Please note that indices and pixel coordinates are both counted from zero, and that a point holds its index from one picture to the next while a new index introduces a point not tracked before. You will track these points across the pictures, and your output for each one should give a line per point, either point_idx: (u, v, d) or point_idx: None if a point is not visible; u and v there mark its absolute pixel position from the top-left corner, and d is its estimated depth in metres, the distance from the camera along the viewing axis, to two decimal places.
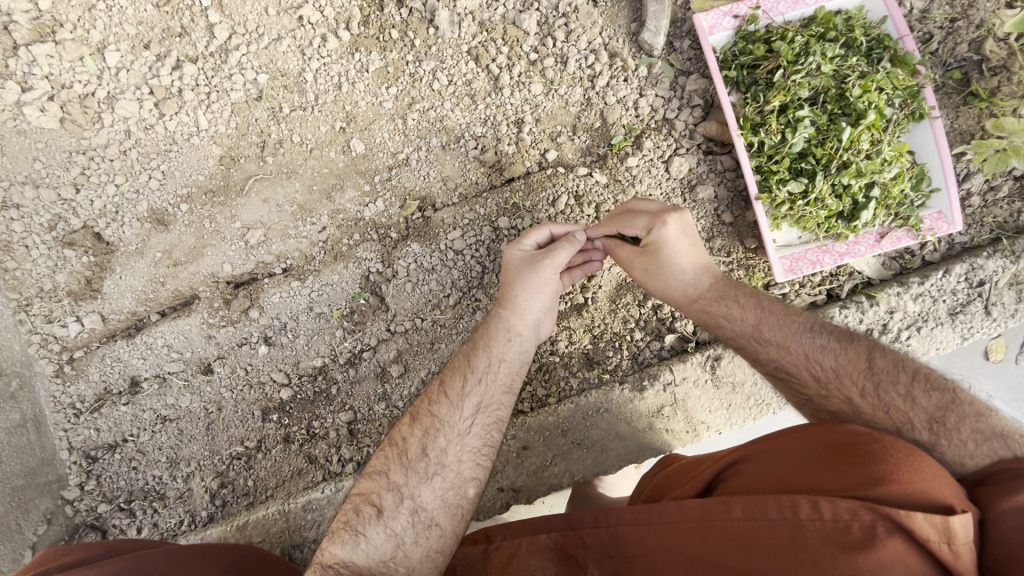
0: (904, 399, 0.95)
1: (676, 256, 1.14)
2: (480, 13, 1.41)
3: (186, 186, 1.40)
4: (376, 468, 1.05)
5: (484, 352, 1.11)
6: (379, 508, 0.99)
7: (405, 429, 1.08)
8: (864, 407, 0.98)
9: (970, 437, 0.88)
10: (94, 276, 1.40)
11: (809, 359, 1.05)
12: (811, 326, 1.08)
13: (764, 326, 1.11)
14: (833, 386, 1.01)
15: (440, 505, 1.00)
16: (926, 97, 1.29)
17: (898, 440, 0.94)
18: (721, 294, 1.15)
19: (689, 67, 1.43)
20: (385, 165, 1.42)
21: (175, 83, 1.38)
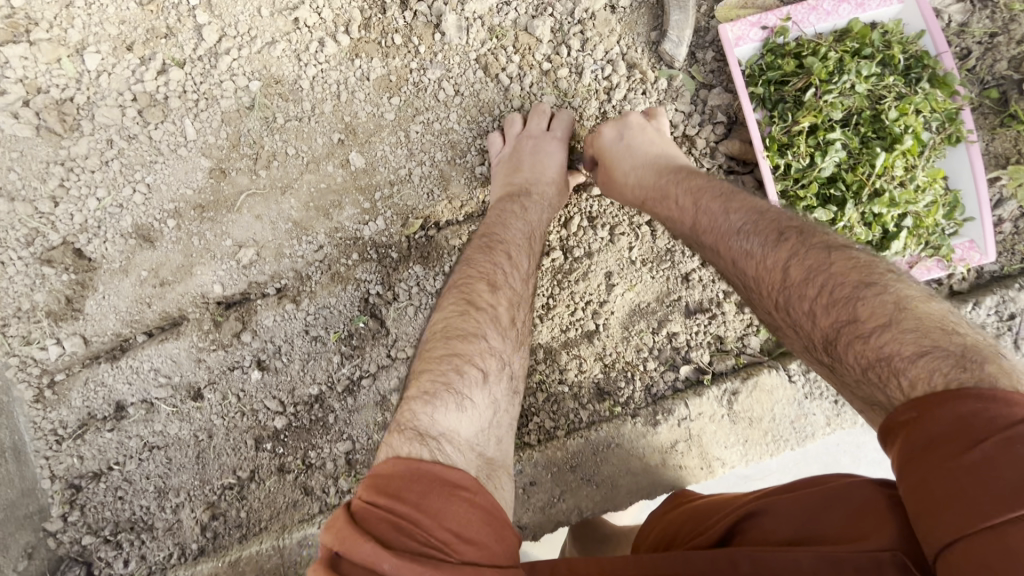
0: (806, 318, 0.87)
1: (627, 152, 1.21)
2: (490, 18, 1.31)
3: (173, 201, 1.31)
4: (464, 331, 1.00)
5: (537, 236, 1.22)
6: (485, 372, 0.96)
7: (485, 295, 1.06)
8: (781, 318, 0.93)
9: (867, 365, 0.78)
10: (76, 295, 1.31)
11: (734, 265, 1.00)
12: (742, 229, 1.00)
13: (698, 227, 1.08)
14: (755, 292, 0.97)
15: (523, 371, 1.05)
16: (964, 119, 1.21)
17: (812, 356, 0.89)
18: (662, 195, 1.16)
19: (712, 80, 1.34)
20: (386, 181, 1.33)
21: (160, 89, 1.28)
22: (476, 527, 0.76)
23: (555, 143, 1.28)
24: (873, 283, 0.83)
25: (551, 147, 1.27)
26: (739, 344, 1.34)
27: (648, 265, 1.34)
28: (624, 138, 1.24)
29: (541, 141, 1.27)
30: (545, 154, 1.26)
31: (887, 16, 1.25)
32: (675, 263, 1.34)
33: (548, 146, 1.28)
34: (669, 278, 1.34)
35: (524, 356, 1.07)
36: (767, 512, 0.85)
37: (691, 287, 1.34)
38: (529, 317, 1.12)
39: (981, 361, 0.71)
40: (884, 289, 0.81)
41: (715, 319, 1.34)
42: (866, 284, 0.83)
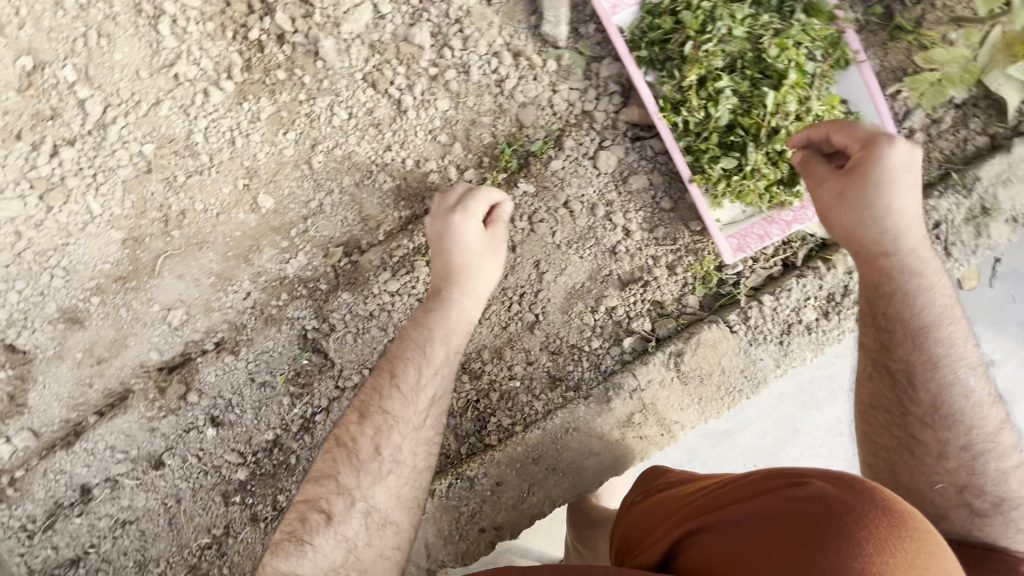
0: (986, 459, 0.97)
1: (896, 212, 0.97)
2: (368, 35, 1.32)
3: (93, 278, 1.31)
4: (325, 473, 1.07)
5: (436, 342, 1.16)
6: (328, 514, 1.04)
7: (354, 428, 1.10)
8: (951, 454, 0.97)
9: (982, 491, 0.97)
10: (18, 390, 1.31)
11: (953, 393, 0.98)
12: (965, 345, 1.00)
13: (905, 297, 0.99)
14: (937, 418, 0.98)
15: (394, 503, 1.06)
16: (848, 42, 1.23)
17: (949, 489, 0.97)
18: (914, 264, 1.00)
19: (601, 51, 1.33)
20: (299, 216, 1.33)
21: (56, 171, 1.28)
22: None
23: (454, 219, 1.20)
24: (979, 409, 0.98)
25: (455, 229, 1.19)
26: (678, 305, 1.34)
27: (573, 246, 1.34)
28: (905, 167, 0.96)
29: (443, 225, 1.20)
30: (450, 243, 1.19)
31: None
32: (599, 238, 1.34)
33: (456, 228, 1.19)
34: (597, 254, 1.35)
35: (405, 488, 1.07)
36: (705, 530, 0.80)
37: (620, 259, 1.34)
38: (413, 442, 1.09)
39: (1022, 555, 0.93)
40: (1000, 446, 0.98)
41: (648, 286, 1.34)
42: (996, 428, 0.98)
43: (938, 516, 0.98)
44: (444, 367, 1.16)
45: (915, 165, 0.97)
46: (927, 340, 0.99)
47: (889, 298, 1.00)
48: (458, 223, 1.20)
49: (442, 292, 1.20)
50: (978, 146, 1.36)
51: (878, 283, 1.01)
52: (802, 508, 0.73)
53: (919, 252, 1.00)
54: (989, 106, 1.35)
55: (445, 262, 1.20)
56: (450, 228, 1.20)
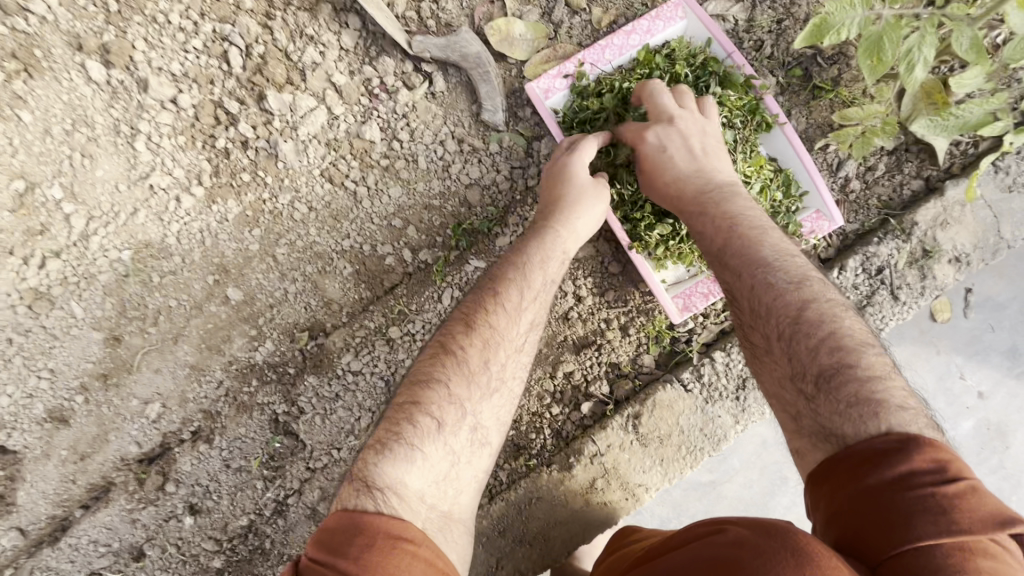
0: (810, 351, 0.88)
1: (666, 155, 1.18)
2: (324, 134, 1.43)
3: (77, 377, 1.39)
4: (427, 377, 1.02)
5: (536, 269, 1.16)
6: (439, 420, 0.97)
7: (461, 338, 1.07)
8: (777, 350, 0.93)
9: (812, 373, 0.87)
10: (8, 489, 1.38)
11: (757, 291, 0.99)
12: (773, 256, 1.01)
13: (698, 223, 1.12)
14: (760, 316, 0.97)
15: (496, 422, 1.03)
16: (767, 107, 1.30)
17: (791, 388, 0.90)
18: (703, 194, 1.14)
19: (539, 131, 1.42)
20: (267, 305, 1.41)
21: (43, 281, 1.39)
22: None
23: (565, 155, 1.22)
24: (802, 310, 0.92)
25: (566, 162, 1.21)
26: (634, 366, 1.37)
27: None
28: (662, 139, 1.19)
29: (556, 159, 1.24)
30: (561, 171, 1.21)
31: (674, 33, 1.37)
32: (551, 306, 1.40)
33: (564, 161, 1.22)
34: (551, 321, 1.40)
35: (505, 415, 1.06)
36: None
37: (573, 324, 1.39)
38: (513, 364, 1.08)
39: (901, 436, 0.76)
40: (832, 329, 0.89)
41: (602, 349, 1.38)
42: (818, 321, 0.90)
43: (798, 417, 0.88)
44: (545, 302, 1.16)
45: (686, 130, 1.19)
46: (725, 246, 1.06)
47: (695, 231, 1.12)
48: (568, 157, 1.22)
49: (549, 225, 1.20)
50: (914, 190, 1.39)
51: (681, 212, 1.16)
52: (724, 554, 0.71)
53: (713, 191, 1.14)
54: (920, 150, 1.39)
55: (555, 193, 1.22)
56: (559, 160, 1.23)
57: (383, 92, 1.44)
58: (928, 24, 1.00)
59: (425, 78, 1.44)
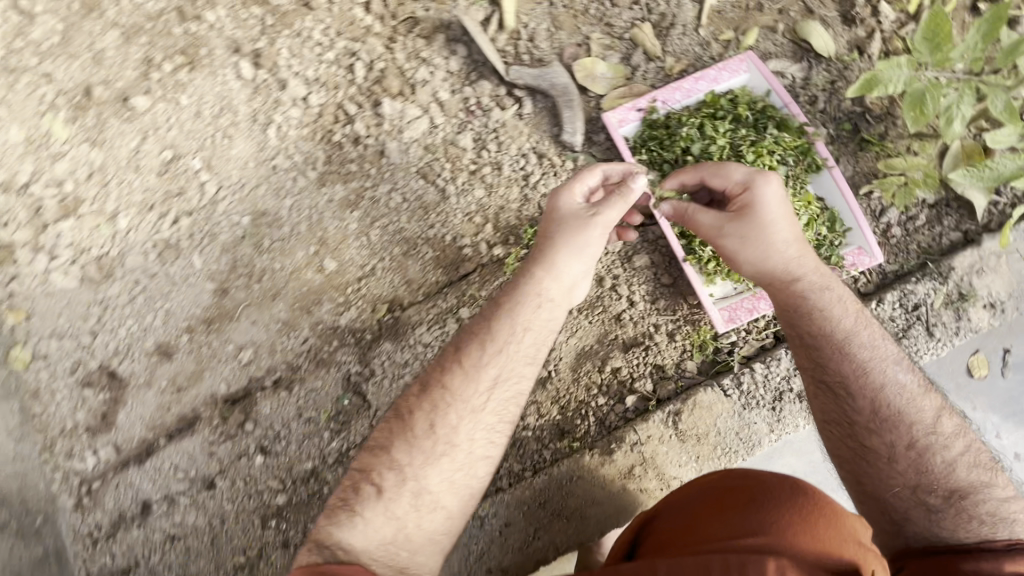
0: (938, 470, 1.10)
1: (778, 232, 1.21)
2: (424, 139, 1.67)
3: (185, 319, 1.60)
4: (379, 445, 1.14)
5: (513, 326, 1.21)
6: (379, 487, 1.08)
7: (414, 399, 1.17)
8: (901, 458, 1.12)
9: (944, 485, 1.10)
10: (110, 410, 1.57)
11: (880, 397, 1.15)
12: (894, 360, 1.17)
13: (811, 314, 1.20)
14: (883, 422, 1.13)
15: (445, 490, 1.09)
16: (818, 151, 1.47)
17: (913, 496, 1.10)
18: (818, 283, 1.21)
19: (610, 156, 1.63)
20: (356, 277, 1.61)
21: (174, 234, 1.64)
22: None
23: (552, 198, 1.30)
24: (931, 433, 1.12)
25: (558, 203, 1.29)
26: (677, 369, 1.49)
27: (584, 312, 1.54)
28: (777, 203, 1.22)
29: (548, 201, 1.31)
30: (547, 220, 1.29)
31: (737, 83, 1.58)
32: (606, 305, 1.54)
33: (558, 202, 1.29)
34: (605, 320, 1.54)
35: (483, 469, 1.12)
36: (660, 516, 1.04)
37: (625, 325, 1.53)
38: (462, 419, 1.14)
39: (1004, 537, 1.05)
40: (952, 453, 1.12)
41: (649, 350, 1.51)
42: (942, 444, 1.12)
43: (902, 523, 1.10)
44: (528, 356, 1.21)
45: (778, 202, 1.22)
46: (839, 349, 1.18)
47: (800, 317, 1.21)
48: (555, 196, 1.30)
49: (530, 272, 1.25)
50: (952, 240, 1.51)
51: (780, 303, 1.24)
52: (735, 485, 0.99)
53: (820, 277, 1.22)
54: (960, 206, 1.52)
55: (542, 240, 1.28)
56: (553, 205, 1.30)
57: (479, 109, 1.67)
58: (966, 87, 1.18)
59: (516, 101, 1.67)
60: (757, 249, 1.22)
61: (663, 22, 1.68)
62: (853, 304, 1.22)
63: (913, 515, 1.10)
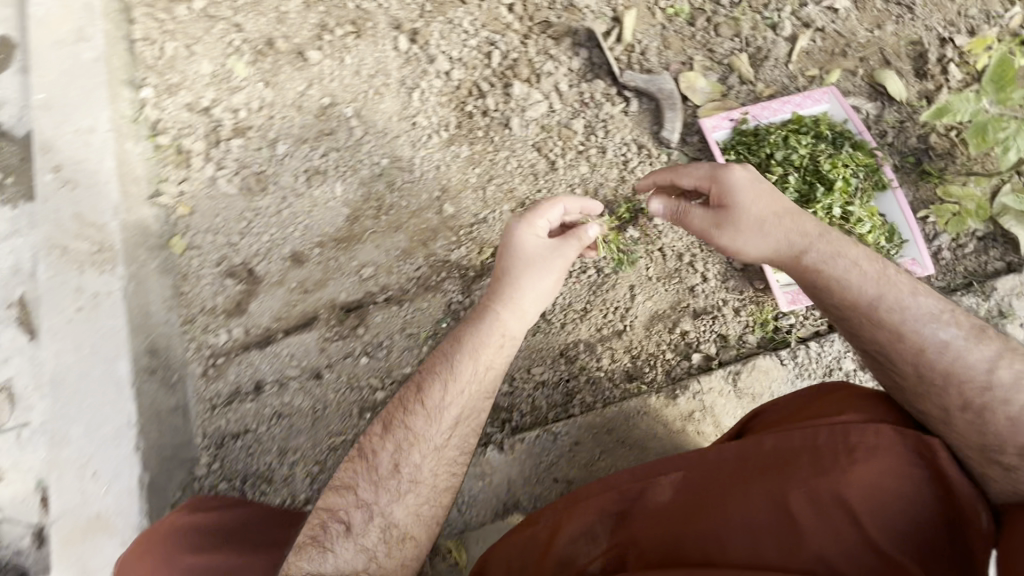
0: (1009, 426, 0.98)
1: (766, 218, 1.21)
2: (542, 119, 1.95)
3: (320, 235, 1.87)
4: (343, 483, 1.19)
5: (474, 361, 1.25)
6: (347, 524, 1.14)
7: (377, 440, 1.22)
8: (960, 421, 1.01)
9: (1015, 447, 0.96)
10: (244, 299, 1.82)
11: (918, 362, 1.07)
12: (925, 315, 1.09)
13: (821, 285, 1.16)
14: (933, 389, 1.05)
15: (411, 518, 1.17)
16: (885, 172, 1.71)
17: (984, 461, 0.98)
18: (828, 249, 1.17)
19: (700, 155, 1.89)
20: (469, 222, 1.87)
21: (323, 164, 1.93)
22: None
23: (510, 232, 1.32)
24: (986, 384, 1.02)
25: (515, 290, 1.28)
26: (739, 339, 1.70)
27: (661, 280, 1.77)
28: (749, 194, 1.21)
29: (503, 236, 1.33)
30: (506, 256, 1.31)
31: (819, 110, 1.85)
32: (682, 278, 1.77)
33: (502, 264, 1.31)
34: (679, 290, 1.76)
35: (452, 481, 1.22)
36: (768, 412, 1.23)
37: (696, 296, 1.75)
38: (427, 458, 1.20)
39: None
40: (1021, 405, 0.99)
41: (717, 320, 1.72)
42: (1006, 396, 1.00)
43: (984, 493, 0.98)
44: (481, 386, 1.25)
45: (745, 187, 1.22)
46: (868, 321, 1.12)
47: (816, 293, 1.18)
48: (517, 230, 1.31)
49: (495, 313, 1.28)
50: (996, 268, 1.71)
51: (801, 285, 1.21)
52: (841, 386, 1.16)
53: (827, 245, 1.18)
54: (1007, 242, 1.72)
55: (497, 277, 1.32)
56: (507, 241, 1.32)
57: (592, 102, 1.96)
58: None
59: (624, 100, 1.95)
60: (751, 242, 1.22)
61: (759, 54, 1.97)
62: (870, 263, 1.15)
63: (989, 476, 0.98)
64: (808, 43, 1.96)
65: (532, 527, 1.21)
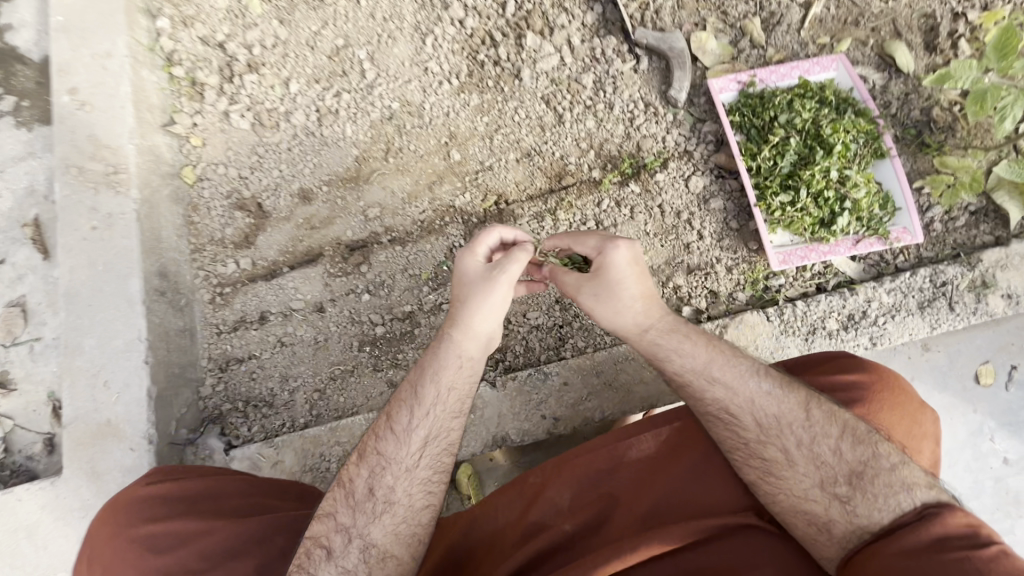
0: (834, 455, 1.21)
1: (626, 281, 1.37)
2: (552, 72, 1.96)
3: (328, 174, 1.91)
4: (324, 511, 1.30)
5: (429, 383, 1.36)
6: (328, 549, 1.24)
7: (354, 469, 1.34)
8: (798, 458, 1.22)
9: (844, 467, 1.19)
10: (252, 232, 1.88)
11: (755, 403, 1.28)
12: (754, 371, 1.32)
13: (664, 358, 1.39)
14: (771, 433, 1.25)
15: (388, 538, 1.26)
16: (884, 141, 1.74)
17: (825, 492, 1.18)
18: (668, 327, 1.39)
19: (705, 116, 1.91)
20: (475, 170, 1.92)
21: (335, 104, 1.95)
22: (261, 530, 1.32)
23: (459, 257, 1.40)
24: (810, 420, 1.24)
25: (454, 318, 1.39)
26: (729, 297, 1.77)
27: (658, 236, 1.83)
28: (622, 267, 1.36)
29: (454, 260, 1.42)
30: (456, 281, 1.41)
31: (825, 77, 1.86)
32: (679, 235, 1.82)
33: (455, 292, 1.40)
34: (675, 246, 1.81)
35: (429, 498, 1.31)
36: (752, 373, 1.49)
37: (691, 254, 1.81)
38: (399, 483, 1.30)
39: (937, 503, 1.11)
40: (858, 450, 1.19)
41: (709, 276, 1.79)
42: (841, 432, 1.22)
43: (828, 527, 1.15)
44: (433, 404, 1.35)
45: (626, 265, 1.36)
46: (706, 385, 1.33)
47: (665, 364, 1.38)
48: (466, 255, 1.39)
49: (458, 345, 1.37)
50: (984, 242, 1.76)
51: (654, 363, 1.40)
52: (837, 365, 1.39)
53: (666, 323, 1.40)
54: (996, 217, 1.77)
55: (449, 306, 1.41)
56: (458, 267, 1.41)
57: (603, 58, 1.95)
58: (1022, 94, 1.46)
59: (635, 57, 1.95)
60: (608, 310, 1.41)
61: (772, 18, 1.95)
62: (699, 338, 1.40)
63: (833, 507, 1.16)
64: (823, 10, 1.94)
65: (519, 481, 1.37)
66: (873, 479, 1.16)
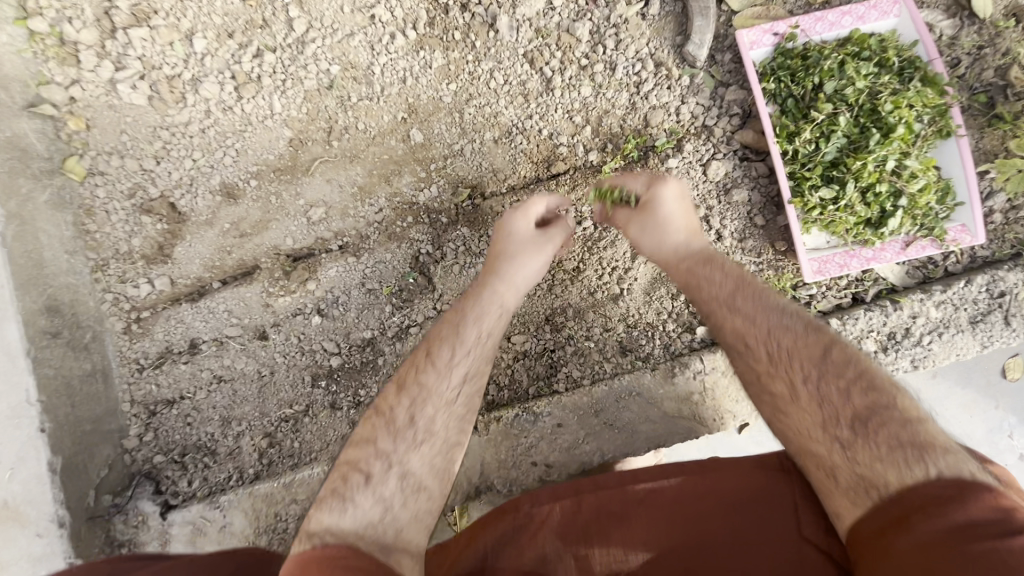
0: (839, 395, 0.93)
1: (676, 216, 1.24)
2: (536, 20, 1.51)
3: (256, 163, 1.51)
4: (365, 437, 1.03)
5: (463, 332, 1.15)
6: (368, 475, 0.97)
7: (391, 399, 1.07)
8: (804, 394, 0.95)
9: (847, 410, 0.91)
10: (167, 242, 1.51)
11: (770, 334, 1.03)
12: (781, 306, 1.07)
13: (696, 289, 1.17)
14: (781, 364, 1.00)
15: (428, 470, 1.00)
16: (953, 116, 1.38)
17: (825, 435, 0.91)
18: (706, 259, 1.20)
19: (729, 79, 1.52)
20: (441, 154, 1.53)
21: (255, 69, 1.49)
22: None
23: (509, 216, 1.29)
24: (837, 356, 0.97)
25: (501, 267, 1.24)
26: None
27: None
28: (676, 198, 1.26)
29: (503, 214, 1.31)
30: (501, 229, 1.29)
31: (883, 27, 1.44)
32: None
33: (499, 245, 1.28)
34: None
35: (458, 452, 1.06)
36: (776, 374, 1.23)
37: None
38: (433, 418, 1.05)
39: (963, 477, 0.78)
40: (891, 404, 0.90)
41: None
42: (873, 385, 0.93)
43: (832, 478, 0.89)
44: (471, 350, 1.13)
45: (675, 201, 1.26)
46: (727, 312, 1.10)
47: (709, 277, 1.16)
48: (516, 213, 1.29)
49: (500, 296, 1.23)
50: None
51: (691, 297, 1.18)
52: None
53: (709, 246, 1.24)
54: None
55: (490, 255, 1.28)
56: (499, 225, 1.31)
57: None
58: None
59: None
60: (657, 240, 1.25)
61: None
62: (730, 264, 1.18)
63: (831, 456, 0.90)
64: None
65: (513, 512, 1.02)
66: (878, 428, 0.88)
